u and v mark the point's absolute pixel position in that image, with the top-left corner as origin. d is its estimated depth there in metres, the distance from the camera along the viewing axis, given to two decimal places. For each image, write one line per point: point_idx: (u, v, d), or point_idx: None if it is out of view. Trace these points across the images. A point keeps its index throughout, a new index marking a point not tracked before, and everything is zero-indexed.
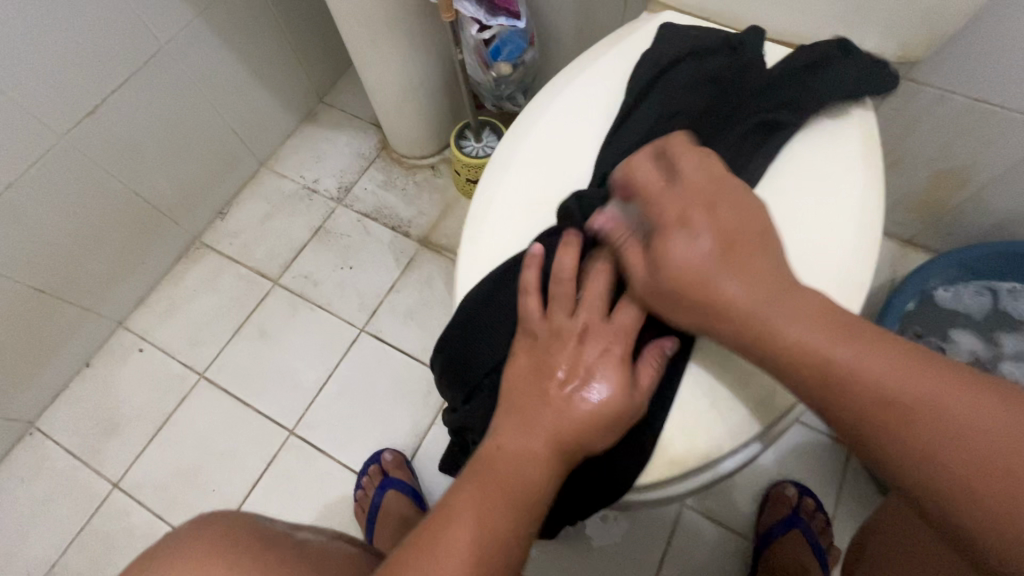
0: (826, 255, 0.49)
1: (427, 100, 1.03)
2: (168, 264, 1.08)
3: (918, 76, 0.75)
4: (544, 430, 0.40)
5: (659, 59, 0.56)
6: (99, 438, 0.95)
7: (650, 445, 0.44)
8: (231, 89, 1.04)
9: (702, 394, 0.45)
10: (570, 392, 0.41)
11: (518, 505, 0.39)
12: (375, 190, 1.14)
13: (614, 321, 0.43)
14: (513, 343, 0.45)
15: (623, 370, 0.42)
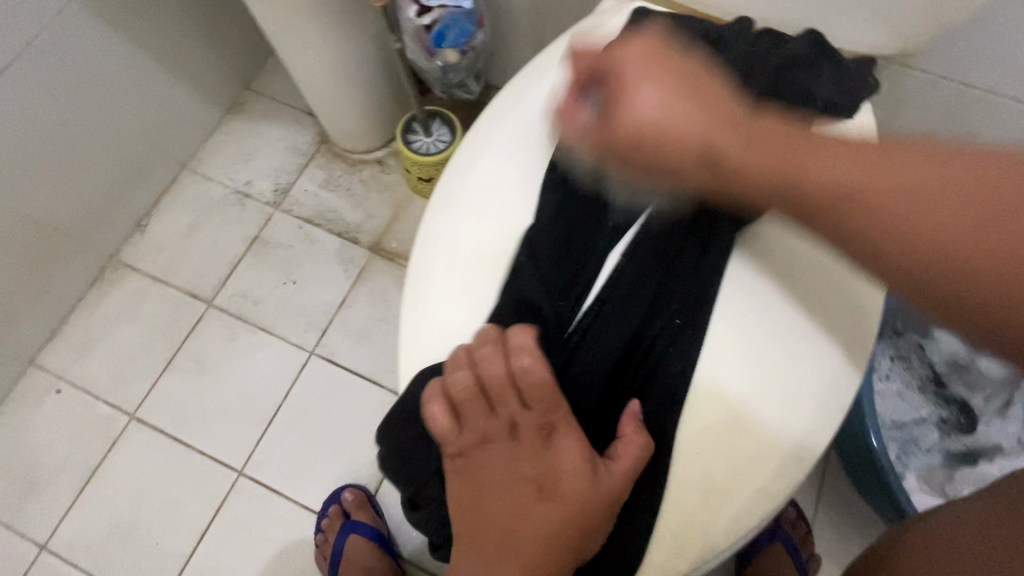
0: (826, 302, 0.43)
1: (366, 90, 0.91)
2: (83, 290, 0.95)
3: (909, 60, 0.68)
4: (518, 553, 0.36)
5: None
6: (19, 496, 0.84)
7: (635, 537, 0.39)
8: (134, 84, 0.89)
9: (694, 485, 0.39)
10: (532, 503, 0.36)
11: None
12: (317, 191, 1.02)
13: (546, 410, 0.36)
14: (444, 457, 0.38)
15: (586, 463, 0.36)
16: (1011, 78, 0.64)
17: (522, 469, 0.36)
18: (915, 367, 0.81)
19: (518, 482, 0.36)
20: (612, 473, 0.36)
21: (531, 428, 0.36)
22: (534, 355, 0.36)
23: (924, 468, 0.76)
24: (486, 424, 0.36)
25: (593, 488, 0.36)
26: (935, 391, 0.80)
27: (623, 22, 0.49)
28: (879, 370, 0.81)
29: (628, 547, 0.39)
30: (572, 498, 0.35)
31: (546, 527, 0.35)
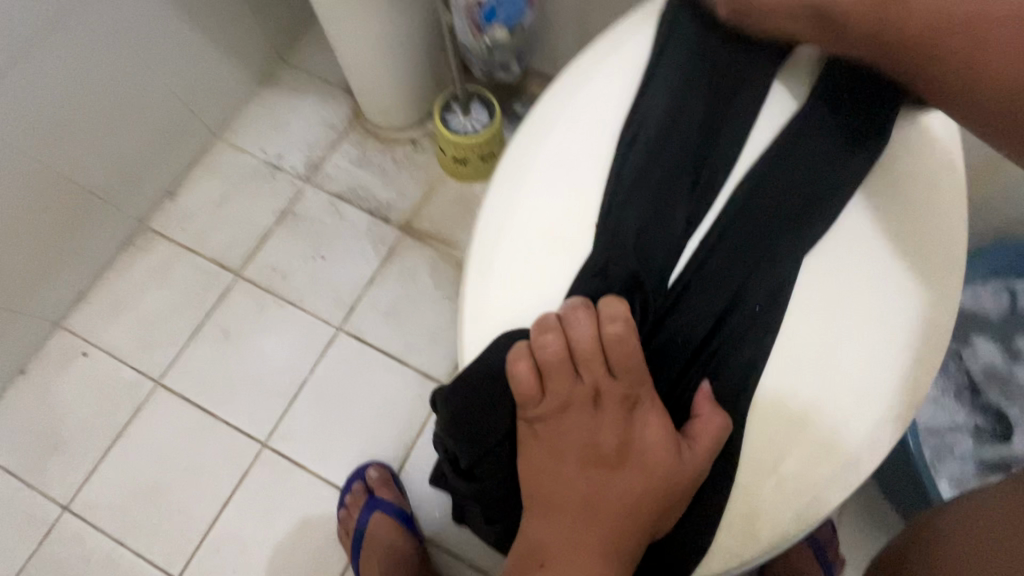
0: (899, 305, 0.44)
1: (407, 67, 0.90)
2: (112, 254, 0.95)
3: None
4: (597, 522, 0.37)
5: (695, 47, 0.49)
6: (42, 456, 0.84)
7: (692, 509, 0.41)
8: (174, 48, 0.88)
9: (767, 477, 0.41)
10: (610, 470, 0.37)
11: None
12: (349, 167, 1.01)
13: (626, 380, 0.38)
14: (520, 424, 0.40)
15: (663, 433, 0.38)
16: None
17: (603, 437, 0.38)
18: (951, 373, 0.80)
19: (600, 450, 0.38)
20: (692, 449, 0.38)
21: (615, 397, 0.38)
22: (627, 324, 0.39)
23: (957, 475, 0.75)
24: (572, 391, 0.38)
25: (669, 459, 0.37)
26: (970, 399, 0.79)
27: (678, 2, 0.49)
28: None
29: (694, 523, 0.41)
30: (654, 467, 0.37)
31: (627, 494, 0.37)
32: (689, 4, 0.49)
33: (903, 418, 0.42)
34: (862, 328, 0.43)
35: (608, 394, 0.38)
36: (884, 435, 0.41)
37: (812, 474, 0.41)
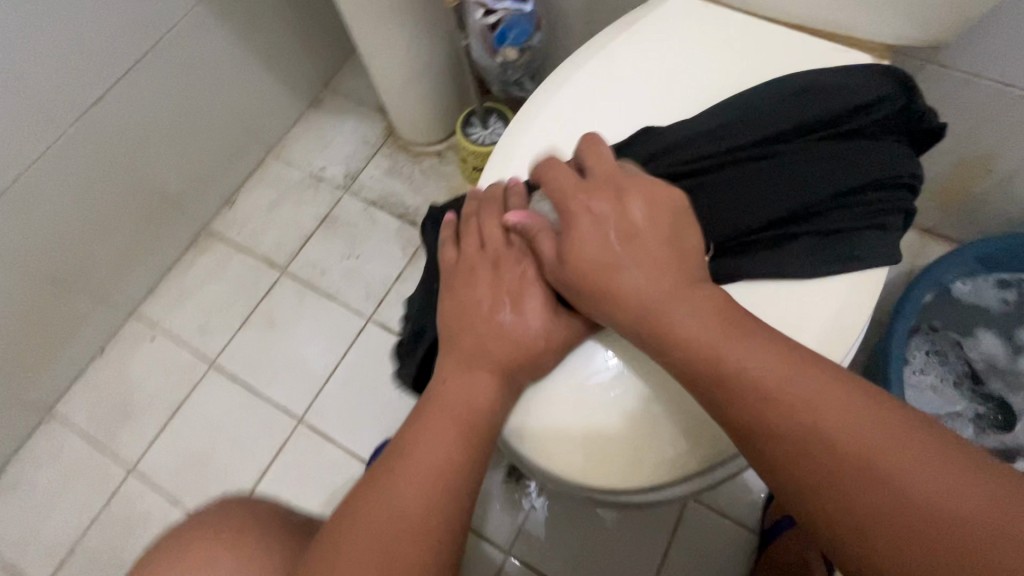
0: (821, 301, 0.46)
1: (433, 88, 1.01)
2: (178, 253, 1.09)
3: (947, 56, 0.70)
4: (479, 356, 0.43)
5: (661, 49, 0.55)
6: (114, 425, 0.97)
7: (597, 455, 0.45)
8: (237, 76, 1.03)
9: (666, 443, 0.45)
10: (501, 319, 0.44)
11: (464, 422, 0.42)
12: (381, 177, 1.13)
13: (519, 245, 0.46)
14: (454, 265, 0.47)
15: (547, 292, 0.45)
16: None
17: (489, 306, 0.44)
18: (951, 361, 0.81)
19: (468, 350, 0.44)
20: (568, 320, 0.44)
21: (488, 312, 0.44)
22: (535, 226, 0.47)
23: None
24: (462, 386, 0.43)
25: (543, 319, 0.44)
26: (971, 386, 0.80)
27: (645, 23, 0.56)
28: (913, 363, 0.82)
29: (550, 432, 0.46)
30: (513, 338, 0.43)
31: (480, 400, 0.42)
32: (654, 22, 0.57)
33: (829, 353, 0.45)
34: (789, 324, 0.45)
35: (527, 279, 0.45)
36: None
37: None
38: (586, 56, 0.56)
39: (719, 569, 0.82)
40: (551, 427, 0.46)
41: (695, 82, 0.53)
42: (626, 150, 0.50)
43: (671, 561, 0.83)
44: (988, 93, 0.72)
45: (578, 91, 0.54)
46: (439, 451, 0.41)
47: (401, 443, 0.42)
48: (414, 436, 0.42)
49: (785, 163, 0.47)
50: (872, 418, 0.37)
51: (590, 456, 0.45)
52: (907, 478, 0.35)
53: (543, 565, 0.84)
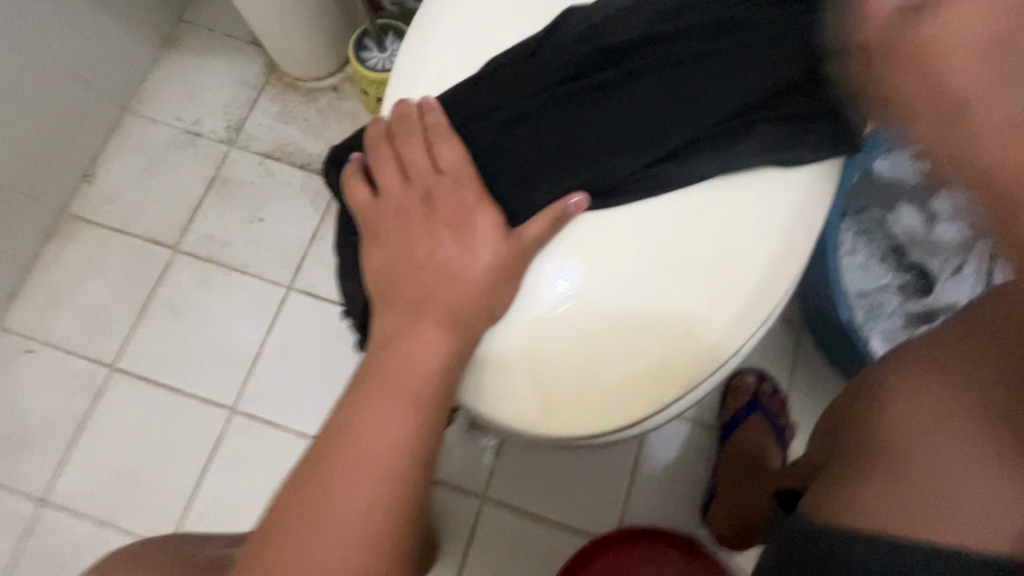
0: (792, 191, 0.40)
1: (312, 7, 0.85)
2: (36, 247, 0.91)
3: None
4: (425, 310, 0.37)
5: None
6: (8, 457, 0.84)
7: (570, 407, 0.37)
8: (58, 17, 0.81)
9: (649, 376, 0.37)
10: (446, 259, 0.38)
11: (411, 391, 0.36)
12: (272, 123, 0.98)
13: (445, 170, 0.39)
14: (373, 209, 0.40)
15: (491, 215, 0.38)
16: None
17: (422, 250, 0.38)
18: (875, 240, 0.85)
19: (407, 302, 0.38)
20: (520, 241, 0.37)
21: (422, 254, 0.38)
22: (460, 147, 0.39)
23: (889, 330, 0.81)
24: (409, 348, 0.37)
25: (493, 247, 0.37)
26: (896, 260, 0.84)
27: None
28: (845, 246, 0.85)
29: (508, 390, 0.38)
30: (462, 277, 0.37)
31: (426, 361, 0.37)
32: None
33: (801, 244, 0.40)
34: (759, 217, 0.39)
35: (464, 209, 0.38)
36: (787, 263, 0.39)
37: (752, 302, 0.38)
38: None
39: (686, 469, 0.86)
40: (496, 370, 0.38)
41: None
42: (548, 38, 0.41)
43: (641, 472, 0.85)
44: None
45: None
46: (387, 423, 0.36)
47: (338, 425, 0.37)
48: (356, 412, 0.36)
49: (742, 37, 0.40)
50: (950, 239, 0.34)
51: (527, 404, 0.38)
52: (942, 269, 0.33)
53: (519, 501, 0.84)
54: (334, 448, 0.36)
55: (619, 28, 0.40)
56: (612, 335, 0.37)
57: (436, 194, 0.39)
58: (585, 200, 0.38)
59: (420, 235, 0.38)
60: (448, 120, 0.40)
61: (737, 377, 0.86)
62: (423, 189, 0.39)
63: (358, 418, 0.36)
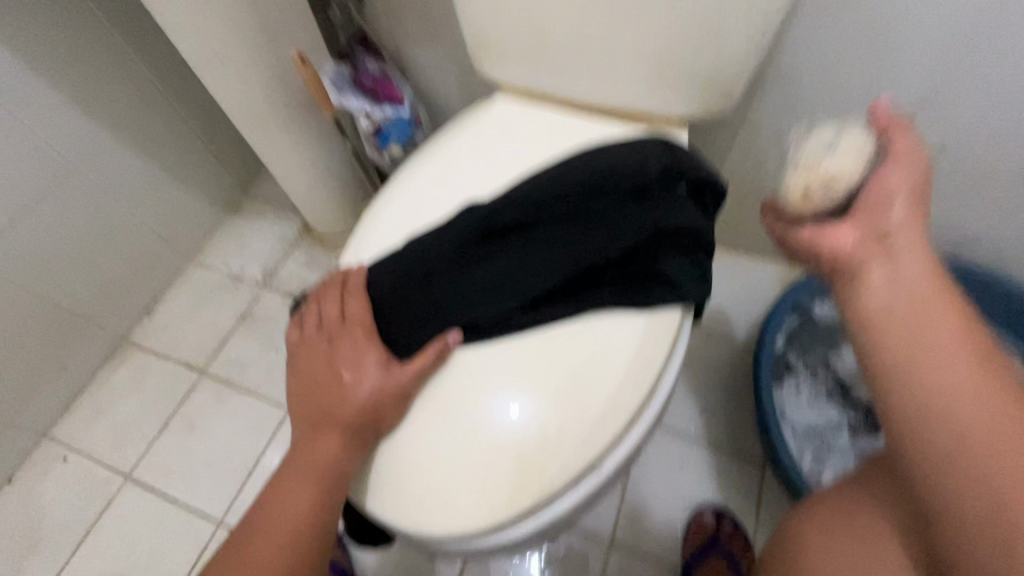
0: (623, 339, 0.50)
1: (336, 184, 1.10)
2: (94, 368, 1.09)
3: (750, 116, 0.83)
4: (323, 423, 0.48)
5: (480, 143, 0.66)
6: (20, 558, 0.93)
7: (438, 510, 0.46)
8: (150, 195, 1.09)
9: (500, 487, 0.46)
10: (342, 385, 0.49)
11: (319, 480, 0.47)
12: (300, 270, 1.19)
13: (350, 317, 0.53)
14: (297, 345, 0.53)
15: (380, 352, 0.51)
16: None
17: (325, 376, 0.50)
18: (821, 376, 0.89)
19: (315, 418, 0.49)
20: (401, 372, 0.49)
21: (329, 383, 0.50)
22: (364, 299, 0.54)
23: (841, 467, 0.83)
24: (319, 447, 0.48)
25: (377, 376, 0.49)
26: (843, 397, 0.87)
27: (468, 127, 0.68)
28: (790, 383, 0.89)
29: (393, 496, 0.48)
30: (350, 399, 0.48)
31: (329, 454, 0.47)
32: (478, 125, 0.68)
33: (637, 379, 0.49)
34: (596, 361, 0.49)
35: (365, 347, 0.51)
36: (623, 396, 0.48)
37: (593, 428, 0.47)
38: (423, 160, 0.66)
39: None
40: (389, 472, 0.49)
41: (511, 161, 0.64)
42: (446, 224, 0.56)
43: None
44: None
45: (416, 182, 0.63)
46: (300, 501, 0.47)
47: (266, 501, 0.48)
48: (280, 491, 0.48)
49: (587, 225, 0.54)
50: (921, 337, 0.43)
51: (406, 505, 0.47)
52: (950, 351, 0.42)
53: None
54: (258, 519, 0.47)
55: (494, 216, 0.55)
56: (472, 450, 0.47)
57: (343, 337, 0.52)
58: (459, 334, 0.51)
59: (325, 366, 0.50)
60: (363, 279, 0.55)
61: (696, 516, 0.87)
62: (333, 330, 0.52)
63: (280, 497, 0.48)
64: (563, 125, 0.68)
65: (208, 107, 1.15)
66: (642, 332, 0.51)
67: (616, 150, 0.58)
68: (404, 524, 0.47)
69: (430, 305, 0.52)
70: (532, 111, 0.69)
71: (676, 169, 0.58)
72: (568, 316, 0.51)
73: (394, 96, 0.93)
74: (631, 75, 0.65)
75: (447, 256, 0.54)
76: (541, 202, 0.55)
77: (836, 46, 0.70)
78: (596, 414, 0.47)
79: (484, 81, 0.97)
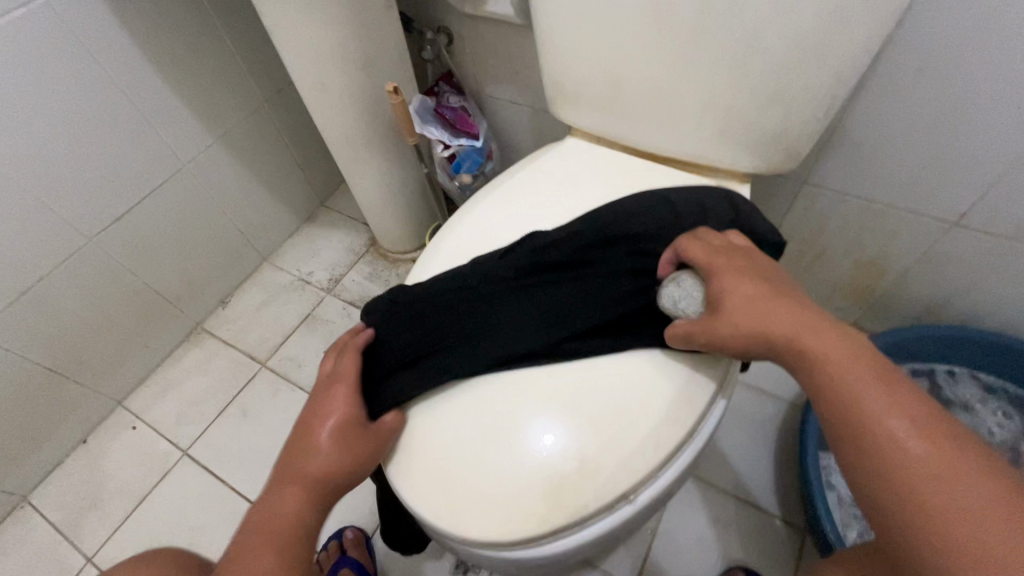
0: (668, 375, 0.52)
1: (407, 205, 1.18)
2: (170, 348, 1.20)
3: (817, 172, 0.86)
4: (319, 450, 0.51)
5: (548, 178, 0.71)
6: (81, 514, 1.01)
7: (475, 514, 0.48)
8: (243, 198, 1.20)
9: (537, 500, 0.48)
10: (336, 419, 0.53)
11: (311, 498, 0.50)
12: (362, 280, 1.27)
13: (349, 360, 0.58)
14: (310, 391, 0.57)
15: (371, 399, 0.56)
16: (900, 192, 0.80)
17: (324, 411, 0.54)
18: None
19: (307, 448, 0.52)
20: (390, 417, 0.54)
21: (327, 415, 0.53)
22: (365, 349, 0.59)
23: None
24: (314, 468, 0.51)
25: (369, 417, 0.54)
26: None
27: (539, 163, 0.73)
28: None
29: (435, 496, 0.50)
30: (347, 430, 0.52)
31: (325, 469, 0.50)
32: (548, 162, 0.73)
33: (681, 415, 0.50)
34: (641, 393, 0.51)
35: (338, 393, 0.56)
36: (666, 429, 0.49)
37: (633, 456, 0.49)
38: (494, 188, 0.71)
39: None
40: (430, 472, 0.51)
41: (577, 196, 0.68)
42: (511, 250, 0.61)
43: None
44: (861, 208, 0.86)
45: (486, 208, 0.69)
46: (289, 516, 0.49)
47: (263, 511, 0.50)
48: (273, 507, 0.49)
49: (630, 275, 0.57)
50: (843, 376, 0.44)
51: (443, 505, 0.50)
52: (889, 406, 0.41)
53: None
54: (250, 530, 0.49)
55: (557, 247, 0.60)
56: (513, 462, 0.49)
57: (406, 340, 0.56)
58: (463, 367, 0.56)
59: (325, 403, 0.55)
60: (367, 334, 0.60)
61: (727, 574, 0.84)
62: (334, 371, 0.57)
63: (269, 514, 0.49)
64: (629, 169, 0.72)
65: (304, 127, 1.27)
66: (689, 370, 0.52)
67: (679, 199, 0.62)
68: (441, 523, 0.49)
69: (489, 320, 0.56)
70: (600, 155, 0.74)
71: (736, 217, 0.60)
72: (618, 346, 0.54)
73: (472, 129, 1.01)
74: (700, 128, 0.68)
75: (509, 278, 0.59)
76: (586, 253, 0.60)
77: (905, 115, 0.72)
78: (637, 443, 0.49)
79: (555, 123, 1.03)
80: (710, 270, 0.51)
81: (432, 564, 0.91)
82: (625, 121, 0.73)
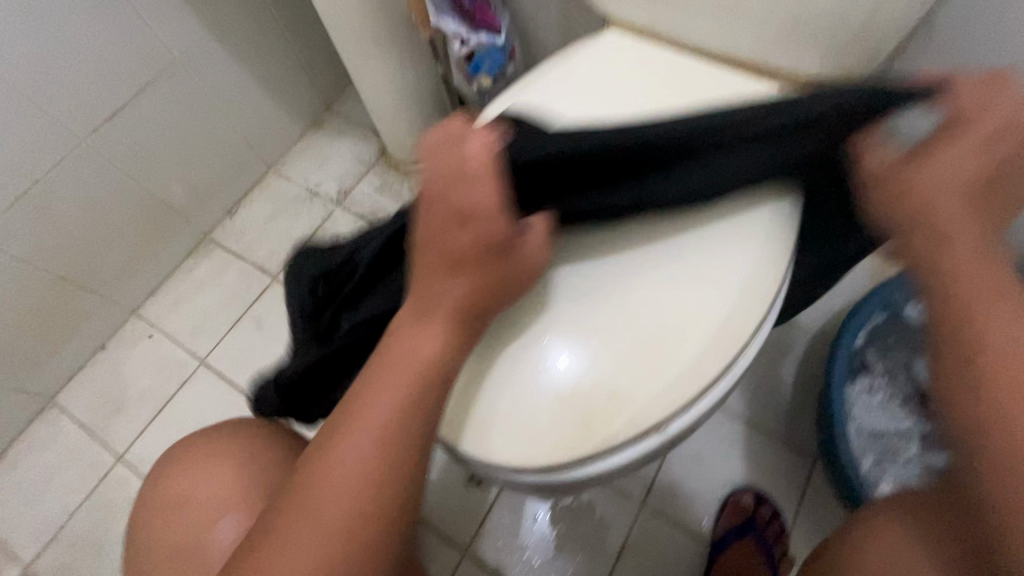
0: (707, 308, 0.49)
1: (419, 112, 1.08)
2: (179, 259, 1.17)
3: (905, 65, 0.76)
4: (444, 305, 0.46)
5: (582, 82, 0.63)
6: (108, 416, 1.04)
7: (497, 438, 0.47)
8: (243, 99, 1.11)
9: (563, 428, 0.46)
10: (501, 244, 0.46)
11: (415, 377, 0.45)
12: (373, 193, 1.21)
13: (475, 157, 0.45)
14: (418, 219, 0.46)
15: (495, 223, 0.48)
16: None
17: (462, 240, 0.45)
18: (899, 382, 0.84)
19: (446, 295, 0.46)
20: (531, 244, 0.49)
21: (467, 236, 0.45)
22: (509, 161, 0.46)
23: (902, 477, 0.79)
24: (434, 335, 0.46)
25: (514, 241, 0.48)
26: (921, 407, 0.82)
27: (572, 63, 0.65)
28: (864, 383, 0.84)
29: (455, 420, 0.49)
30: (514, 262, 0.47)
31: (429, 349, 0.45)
32: (583, 61, 0.65)
33: (720, 349, 0.48)
34: (676, 325, 0.49)
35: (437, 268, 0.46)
36: (703, 363, 0.47)
37: (665, 389, 0.46)
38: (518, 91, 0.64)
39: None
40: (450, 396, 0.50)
41: (611, 104, 0.61)
42: None
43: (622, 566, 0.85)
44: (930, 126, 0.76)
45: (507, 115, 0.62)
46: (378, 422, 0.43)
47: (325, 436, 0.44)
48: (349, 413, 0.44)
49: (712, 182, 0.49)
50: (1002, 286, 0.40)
51: (464, 428, 0.49)
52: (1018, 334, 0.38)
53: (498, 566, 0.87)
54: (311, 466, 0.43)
55: None
56: (538, 390, 0.48)
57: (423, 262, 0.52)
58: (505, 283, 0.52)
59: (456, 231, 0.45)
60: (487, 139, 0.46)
61: (735, 494, 0.86)
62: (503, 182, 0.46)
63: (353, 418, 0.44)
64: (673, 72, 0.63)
65: (305, 18, 1.14)
66: (730, 303, 0.49)
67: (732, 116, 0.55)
68: (461, 446, 0.49)
69: None
70: (641, 55, 0.65)
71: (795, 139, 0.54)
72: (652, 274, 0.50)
73: (492, 23, 0.89)
74: (766, 22, 0.58)
75: None
76: None
77: None
78: (671, 375, 0.47)
79: (588, 17, 0.91)
80: (958, 126, 0.43)
81: (449, 474, 0.94)
82: (676, 12, 0.62)
